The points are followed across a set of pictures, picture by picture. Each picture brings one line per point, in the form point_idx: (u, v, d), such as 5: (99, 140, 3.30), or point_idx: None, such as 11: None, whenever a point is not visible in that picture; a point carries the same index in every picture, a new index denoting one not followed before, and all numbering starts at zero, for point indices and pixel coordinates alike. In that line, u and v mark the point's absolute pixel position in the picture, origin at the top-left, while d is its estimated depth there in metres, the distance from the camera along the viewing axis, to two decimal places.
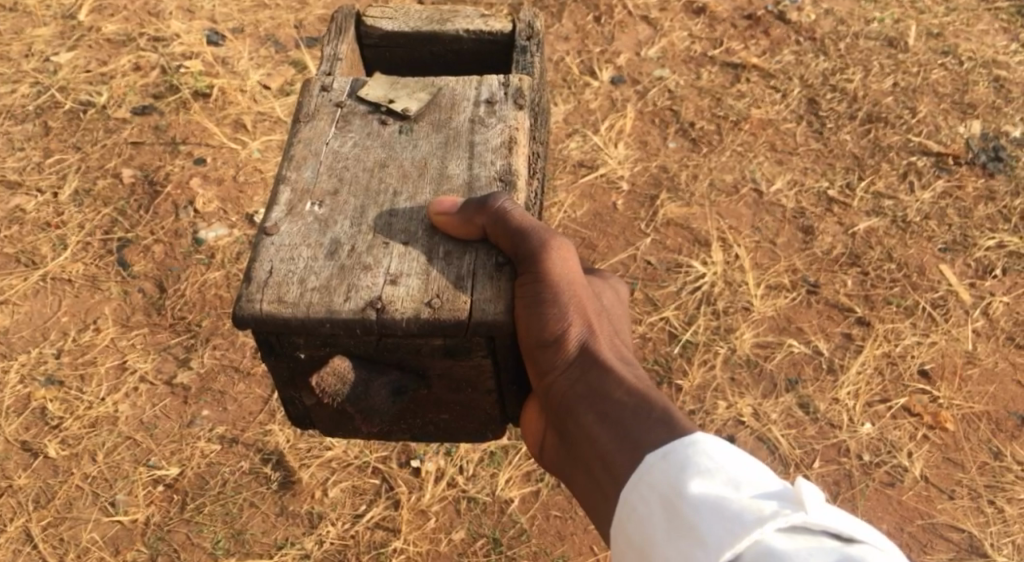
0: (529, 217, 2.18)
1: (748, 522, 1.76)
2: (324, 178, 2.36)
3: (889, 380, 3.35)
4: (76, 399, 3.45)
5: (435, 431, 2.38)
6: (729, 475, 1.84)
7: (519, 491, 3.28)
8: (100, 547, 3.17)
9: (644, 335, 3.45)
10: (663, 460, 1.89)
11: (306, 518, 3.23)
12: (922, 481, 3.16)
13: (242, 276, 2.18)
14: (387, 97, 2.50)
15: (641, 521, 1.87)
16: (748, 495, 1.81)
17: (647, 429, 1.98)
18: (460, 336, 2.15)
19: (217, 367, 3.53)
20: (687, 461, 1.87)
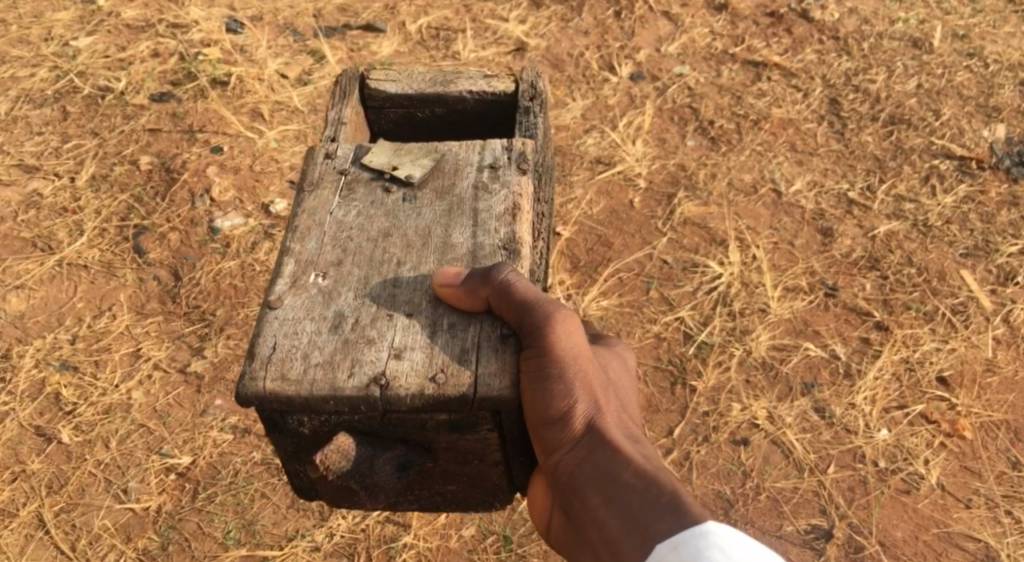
0: (533, 289, 2.16)
1: None
2: (328, 249, 2.35)
3: (907, 387, 3.33)
4: (90, 385, 3.47)
5: (442, 502, 2.37)
6: None
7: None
8: (112, 534, 3.19)
9: (660, 335, 3.43)
10: (673, 552, 1.94)
11: (317, 511, 3.26)
12: (937, 489, 3.14)
13: (246, 352, 2.16)
14: (390, 164, 2.50)
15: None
16: None
17: (655, 517, 2.01)
18: (466, 411, 2.13)
19: (231, 357, 3.51)
20: (699, 554, 1.90)
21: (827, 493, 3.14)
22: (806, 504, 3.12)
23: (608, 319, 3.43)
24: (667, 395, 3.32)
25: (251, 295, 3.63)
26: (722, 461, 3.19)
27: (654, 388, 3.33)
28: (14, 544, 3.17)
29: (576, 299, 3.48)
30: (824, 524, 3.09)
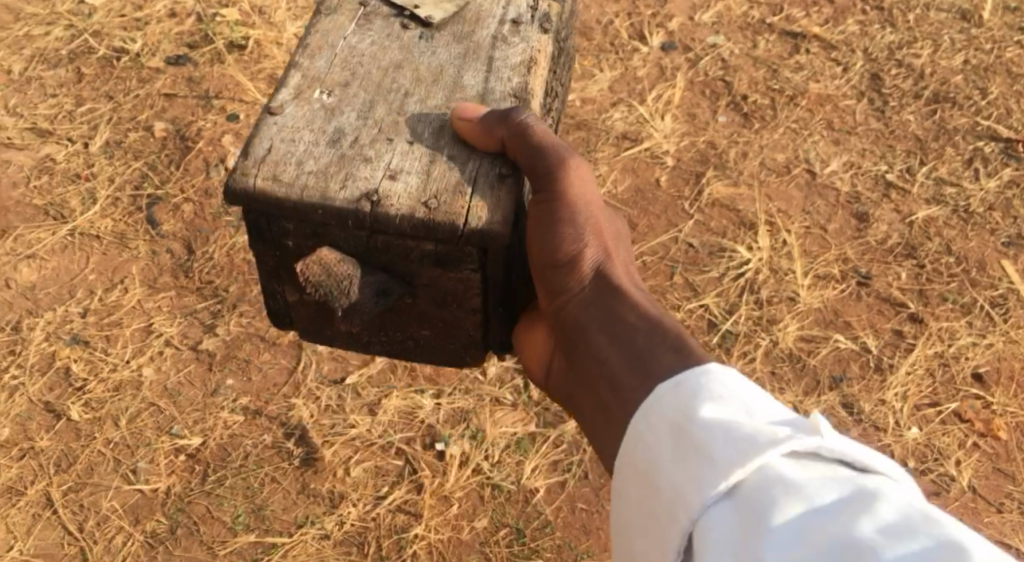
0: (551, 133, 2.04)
1: (759, 442, 1.55)
2: (337, 69, 2.24)
3: (941, 382, 3.20)
4: (100, 360, 3.42)
5: (412, 349, 2.23)
6: (743, 401, 1.62)
7: (545, 482, 3.22)
8: (120, 516, 3.15)
9: (683, 323, 3.27)
10: (676, 388, 1.66)
11: (328, 498, 3.18)
12: (969, 492, 3.02)
13: (240, 149, 2.07)
14: (411, 3, 2.38)
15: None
16: (762, 420, 1.59)
17: (662, 352, 1.78)
18: (453, 243, 2.02)
19: (242, 335, 3.46)
20: (701, 389, 1.64)
21: None
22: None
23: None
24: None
25: None
26: None
27: None
28: (22, 523, 3.13)
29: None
30: None
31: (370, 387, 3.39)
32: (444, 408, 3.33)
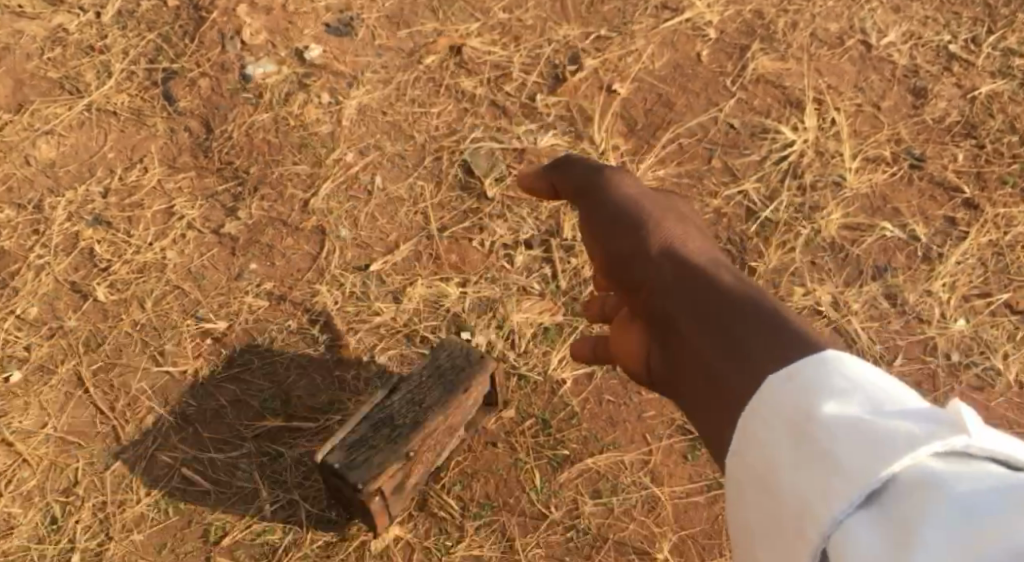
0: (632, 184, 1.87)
1: (894, 440, 1.36)
2: None
3: (993, 272, 3.28)
4: (124, 242, 3.40)
5: None
6: (873, 395, 1.41)
7: (573, 373, 3.29)
8: (150, 396, 3.22)
9: (720, 211, 3.34)
10: (791, 382, 1.43)
11: (353, 385, 3.22)
12: (1016, 385, 3.14)
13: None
14: None
15: (759, 448, 1.44)
16: (896, 417, 1.39)
17: (764, 337, 1.49)
18: None
19: (265, 221, 3.42)
20: (823, 380, 1.42)
21: None
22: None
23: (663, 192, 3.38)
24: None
25: (285, 152, 3.52)
26: None
27: None
28: (54, 401, 3.20)
29: (631, 168, 3.44)
30: None
31: (394, 275, 3.34)
32: (470, 297, 3.31)
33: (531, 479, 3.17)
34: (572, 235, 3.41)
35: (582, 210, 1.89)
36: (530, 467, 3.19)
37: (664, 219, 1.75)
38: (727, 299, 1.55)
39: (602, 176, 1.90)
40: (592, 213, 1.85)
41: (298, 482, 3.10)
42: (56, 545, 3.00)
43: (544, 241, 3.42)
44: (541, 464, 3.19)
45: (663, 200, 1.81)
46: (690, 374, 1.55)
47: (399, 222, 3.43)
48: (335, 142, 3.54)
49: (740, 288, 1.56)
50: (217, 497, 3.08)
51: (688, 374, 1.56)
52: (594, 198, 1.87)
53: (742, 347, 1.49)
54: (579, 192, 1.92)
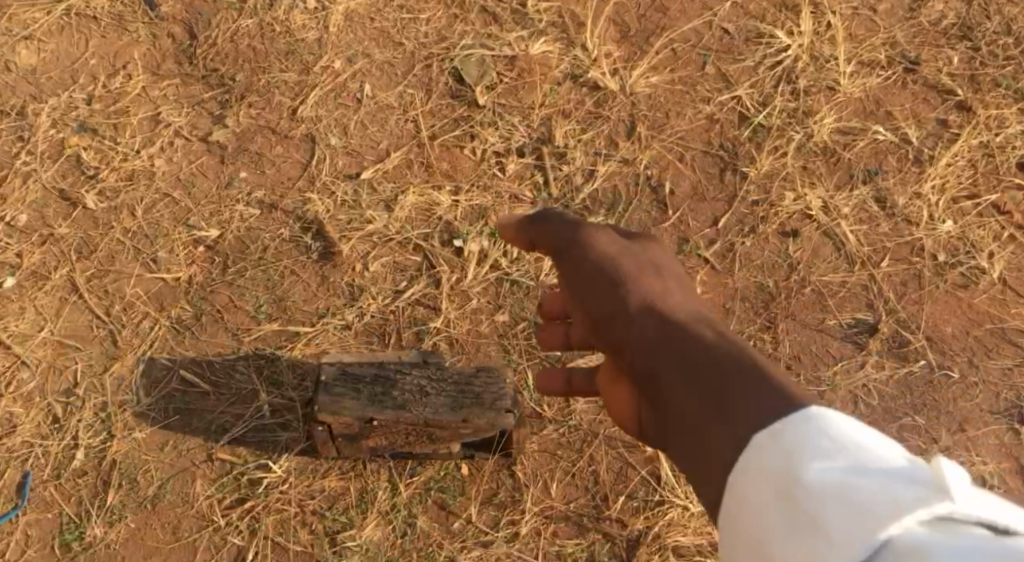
0: (606, 235, 2.02)
1: (881, 508, 1.52)
2: None
3: (981, 175, 3.47)
4: (111, 149, 3.43)
5: None
6: (854, 459, 1.57)
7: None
8: (145, 302, 3.30)
9: (714, 117, 3.52)
10: (773, 443, 1.60)
11: (347, 291, 3.29)
12: (999, 284, 3.35)
13: None
14: None
15: (755, 511, 1.60)
16: (877, 480, 1.55)
17: (744, 398, 1.64)
18: None
19: (254, 128, 3.47)
20: (804, 442, 1.59)
21: (878, 287, 3.32)
22: (853, 299, 3.30)
23: (657, 98, 3.55)
24: (716, 184, 3.41)
25: (272, 59, 3.58)
26: (767, 253, 3.32)
27: (704, 173, 3.43)
28: (50, 306, 3.29)
29: (623, 75, 3.58)
30: (869, 319, 3.29)
31: (386, 182, 3.42)
32: (462, 206, 3.38)
33: (524, 378, 3.22)
34: (564, 143, 3.45)
35: (563, 265, 2.03)
36: (522, 368, 3.23)
37: (643, 278, 1.91)
38: (710, 360, 1.70)
39: (580, 232, 2.04)
40: (573, 270, 2.00)
41: (295, 384, 3.24)
42: (59, 442, 3.13)
43: (535, 149, 3.46)
44: (535, 362, 3.23)
45: (639, 255, 1.97)
46: (679, 433, 1.71)
47: (389, 130, 3.49)
48: (323, 50, 3.60)
49: (719, 348, 1.72)
50: (218, 396, 3.22)
51: (677, 432, 1.71)
52: (574, 255, 2.01)
53: (725, 409, 1.65)
54: (558, 250, 2.05)
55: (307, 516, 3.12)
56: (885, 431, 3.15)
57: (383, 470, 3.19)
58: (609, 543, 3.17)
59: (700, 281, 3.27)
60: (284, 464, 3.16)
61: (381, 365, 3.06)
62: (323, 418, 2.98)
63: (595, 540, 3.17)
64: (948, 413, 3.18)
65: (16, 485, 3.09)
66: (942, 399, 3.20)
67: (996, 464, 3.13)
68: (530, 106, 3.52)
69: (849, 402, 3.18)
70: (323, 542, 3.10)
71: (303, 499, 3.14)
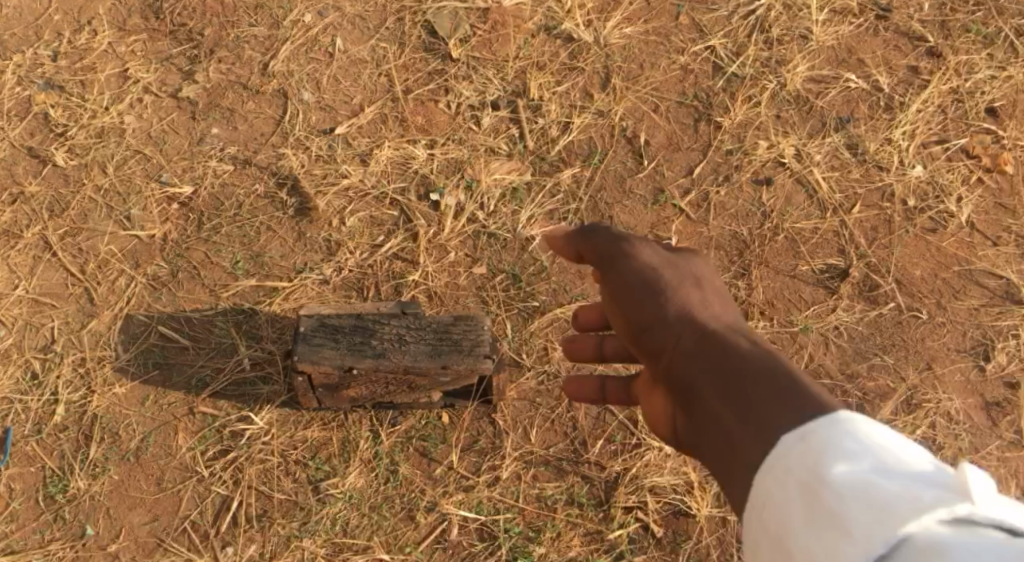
0: (647, 248, 2.13)
1: (902, 507, 1.64)
2: None
3: (952, 120, 3.63)
4: (78, 106, 3.49)
5: None
6: (881, 459, 1.68)
7: (541, 230, 3.37)
8: (119, 259, 3.31)
9: (688, 68, 3.68)
10: (802, 444, 1.71)
11: (324, 246, 3.32)
12: (966, 227, 3.46)
13: None
14: None
15: (778, 509, 1.71)
16: (900, 479, 1.66)
17: (781, 411, 1.75)
18: None
19: (225, 84, 3.56)
20: (832, 442, 1.69)
21: (849, 232, 3.42)
22: (825, 245, 3.39)
23: (631, 51, 3.70)
24: (691, 134, 3.55)
25: (239, 14, 3.68)
26: (741, 202, 3.43)
27: (678, 124, 3.57)
28: (24, 266, 3.30)
29: (597, 26, 3.74)
30: (840, 265, 3.37)
31: (360, 137, 3.49)
32: (438, 159, 3.46)
33: (503, 329, 3.25)
34: (539, 96, 3.58)
35: (605, 279, 2.13)
36: (501, 319, 3.26)
37: (682, 286, 2.03)
38: (747, 370, 1.82)
39: (626, 246, 2.13)
40: (615, 283, 2.10)
41: (274, 338, 3.24)
42: (39, 398, 3.14)
43: (510, 102, 3.57)
44: (512, 314, 3.27)
45: (677, 268, 2.08)
46: (710, 437, 1.83)
47: (362, 84, 3.59)
48: (292, 4, 3.71)
49: (751, 354, 1.84)
50: (197, 351, 3.22)
51: (708, 437, 1.84)
52: (617, 267, 2.11)
53: (758, 419, 1.77)
54: (602, 262, 2.15)
55: (290, 466, 3.11)
56: (855, 370, 3.22)
57: (364, 421, 3.18)
58: (588, 485, 3.13)
59: (676, 231, 3.37)
60: (266, 415, 3.16)
61: (359, 316, 3.04)
62: (303, 368, 2.96)
63: (574, 482, 3.13)
64: (916, 352, 3.25)
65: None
66: (910, 339, 3.27)
67: (962, 400, 3.19)
68: (504, 59, 3.65)
69: (821, 344, 3.24)
70: (305, 490, 3.08)
71: (285, 449, 3.13)
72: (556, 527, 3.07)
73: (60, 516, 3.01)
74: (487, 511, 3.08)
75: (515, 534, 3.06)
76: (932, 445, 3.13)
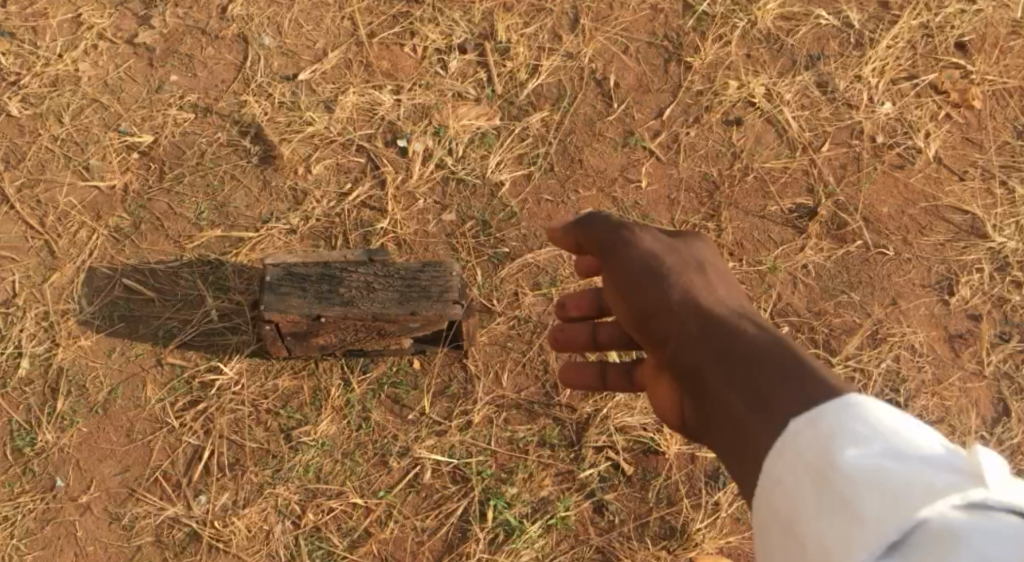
0: (649, 240, 2.20)
1: (915, 493, 1.66)
2: None
3: (921, 56, 3.64)
4: (31, 55, 3.43)
5: None
6: (891, 444, 1.71)
7: (510, 174, 3.34)
8: (80, 212, 3.24)
9: (658, 7, 3.64)
10: (812, 428, 1.74)
11: (290, 196, 3.27)
12: (934, 163, 3.47)
13: None
14: None
15: (790, 494, 1.74)
16: (912, 466, 1.69)
17: (785, 394, 1.79)
18: None
19: (182, 29, 3.49)
20: (843, 427, 1.73)
21: (817, 171, 3.42)
22: (793, 185, 3.39)
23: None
24: (660, 76, 3.53)
25: None
26: (711, 143, 3.43)
27: (648, 65, 3.55)
28: None
29: None
30: (809, 204, 3.37)
31: (325, 84, 3.44)
32: (405, 105, 3.42)
33: (473, 275, 3.23)
34: (507, 38, 3.55)
35: (610, 269, 2.21)
36: (471, 266, 3.24)
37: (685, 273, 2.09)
38: (752, 355, 1.86)
39: (628, 236, 2.22)
40: (617, 272, 2.19)
41: (242, 288, 3.19)
42: (2, 352, 3.08)
43: (477, 45, 3.54)
44: (482, 261, 3.25)
45: (681, 258, 2.15)
46: (721, 425, 1.87)
47: (325, 28, 3.53)
48: None
49: (756, 338, 1.89)
50: (163, 303, 3.16)
51: (719, 424, 1.88)
52: (619, 256, 2.20)
53: (766, 404, 1.80)
54: (606, 253, 2.23)
55: (261, 415, 3.08)
56: (822, 308, 3.24)
57: (335, 368, 3.15)
58: (559, 427, 3.14)
59: (645, 174, 3.36)
60: (236, 365, 3.12)
61: (326, 264, 3.00)
62: (270, 317, 2.92)
63: (545, 424, 3.13)
64: (882, 288, 3.28)
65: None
66: (876, 276, 3.29)
67: (926, 334, 3.23)
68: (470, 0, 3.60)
69: (789, 283, 3.25)
70: (277, 439, 3.06)
71: (256, 399, 3.09)
72: (528, 468, 3.09)
73: (29, 469, 2.98)
74: (459, 455, 3.08)
75: (487, 476, 3.07)
76: (896, 378, 3.17)
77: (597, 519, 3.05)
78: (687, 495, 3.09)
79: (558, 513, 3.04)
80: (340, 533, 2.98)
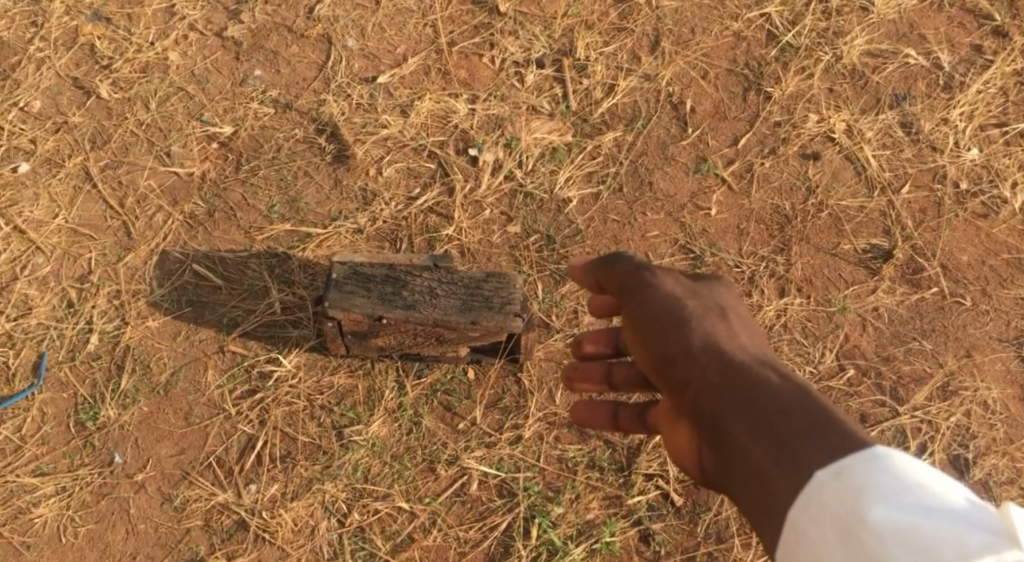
0: (668, 279, 2.20)
1: (946, 553, 1.68)
2: None
3: (1012, 104, 3.54)
4: (124, 41, 3.54)
5: None
6: (920, 500, 1.73)
7: (579, 192, 3.33)
8: (158, 195, 3.32)
9: (741, 35, 3.63)
10: (838, 481, 1.76)
11: (360, 196, 3.31)
12: (1019, 215, 3.36)
13: None
14: None
15: (816, 547, 1.76)
16: (944, 524, 1.71)
17: (809, 449, 1.82)
18: None
19: (270, 26, 3.59)
20: (867, 481, 1.75)
21: (896, 213, 3.34)
22: (869, 225, 3.32)
23: (684, 14, 3.66)
24: (739, 104, 3.49)
25: None
26: (786, 175, 3.37)
27: (727, 92, 3.52)
28: (64, 195, 3.32)
29: None
30: (884, 246, 3.29)
31: (403, 88, 3.49)
32: (479, 114, 3.45)
33: (534, 290, 3.22)
34: (586, 56, 3.56)
35: (628, 308, 2.20)
36: (533, 279, 3.23)
37: (708, 318, 2.10)
38: (774, 408, 1.89)
39: (646, 274, 2.21)
40: (638, 312, 2.17)
41: (307, 283, 3.23)
42: (73, 326, 3.16)
43: (555, 61, 3.55)
44: (545, 276, 3.23)
45: (701, 299, 2.16)
46: (741, 476, 1.89)
47: (407, 34, 3.59)
48: None
49: (780, 389, 1.91)
50: (229, 292, 3.21)
51: (740, 475, 1.90)
52: (639, 297, 2.18)
53: (791, 457, 1.83)
54: (625, 291, 2.22)
55: (315, 411, 3.10)
56: (891, 354, 3.14)
57: (390, 371, 3.16)
58: (610, 450, 3.10)
59: (717, 201, 3.32)
60: (294, 358, 3.15)
61: (391, 266, 3.01)
62: (334, 315, 2.93)
63: (596, 446, 3.10)
64: (956, 339, 3.17)
65: (32, 365, 3.11)
66: (950, 325, 3.19)
67: (1001, 390, 3.11)
68: (553, 17, 3.64)
69: (858, 325, 3.17)
70: (329, 435, 3.08)
71: (311, 394, 3.12)
72: (575, 489, 3.05)
73: (89, 443, 3.03)
74: (507, 469, 3.07)
75: (534, 493, 3.05)
76: (966, 433, 3.04)
77: (643, 548, 3.00)
78: (738, 533, 3.03)
79: (602, 538, 3.00)
80: (383, 536, 2.98)
